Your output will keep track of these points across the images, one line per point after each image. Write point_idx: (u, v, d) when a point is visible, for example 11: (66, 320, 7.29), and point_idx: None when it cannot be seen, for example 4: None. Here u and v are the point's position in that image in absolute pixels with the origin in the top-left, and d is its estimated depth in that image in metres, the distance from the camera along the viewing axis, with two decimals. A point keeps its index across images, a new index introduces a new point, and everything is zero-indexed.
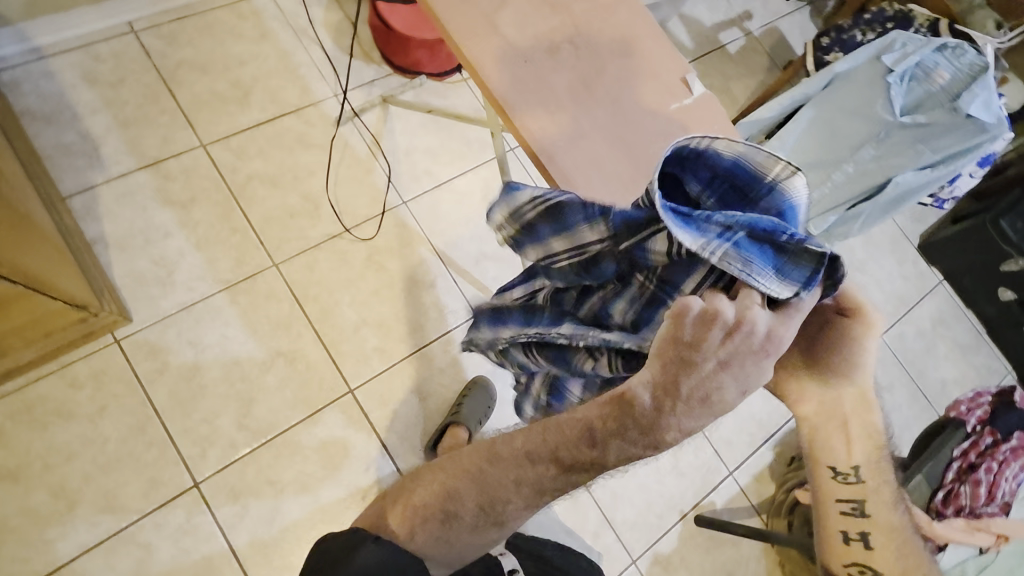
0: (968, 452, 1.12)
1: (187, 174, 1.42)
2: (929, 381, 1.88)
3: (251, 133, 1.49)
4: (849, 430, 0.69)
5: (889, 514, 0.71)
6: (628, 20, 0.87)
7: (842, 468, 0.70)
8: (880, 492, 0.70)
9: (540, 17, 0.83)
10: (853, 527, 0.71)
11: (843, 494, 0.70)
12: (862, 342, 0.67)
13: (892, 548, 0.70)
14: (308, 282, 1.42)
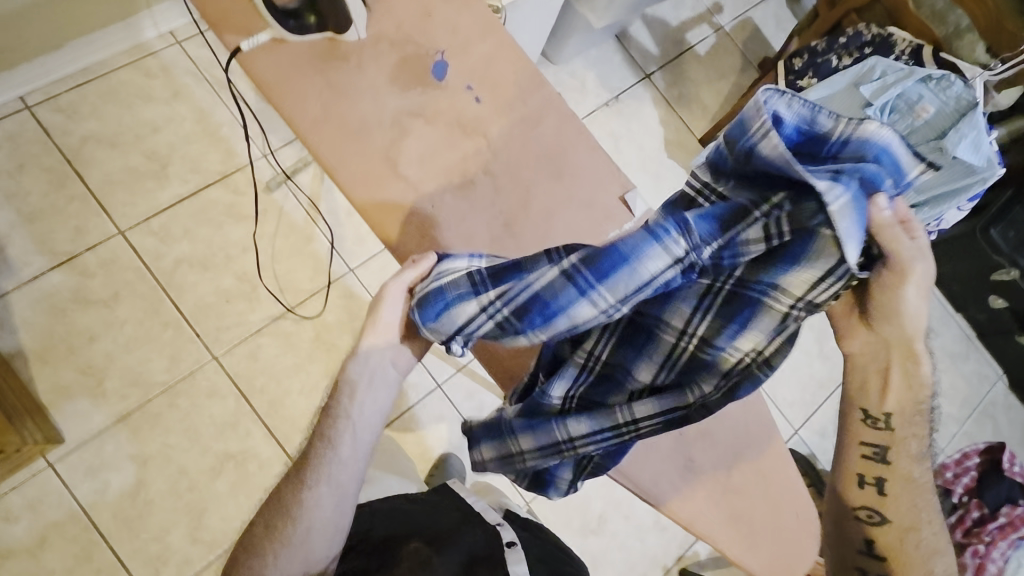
0: (954, 527, 1.09)
1: (109, 267, 1.30)
2: None
3: (172, 212, 1.36)
4: (887, 376, 0.72)
5: (911, 464, 0.73)
6: (555, 135, 0.75)
7: (874, 413, 0.73)
8: (905, 445, 0.73)
9: (447, 145, 0.72)
10: (867, 472, 0.74)
11: (867, 440, 0.74)
12: (921, 284, 0.67)
13: (906, 497, 0.73)
14: (253, 373, 1.33)
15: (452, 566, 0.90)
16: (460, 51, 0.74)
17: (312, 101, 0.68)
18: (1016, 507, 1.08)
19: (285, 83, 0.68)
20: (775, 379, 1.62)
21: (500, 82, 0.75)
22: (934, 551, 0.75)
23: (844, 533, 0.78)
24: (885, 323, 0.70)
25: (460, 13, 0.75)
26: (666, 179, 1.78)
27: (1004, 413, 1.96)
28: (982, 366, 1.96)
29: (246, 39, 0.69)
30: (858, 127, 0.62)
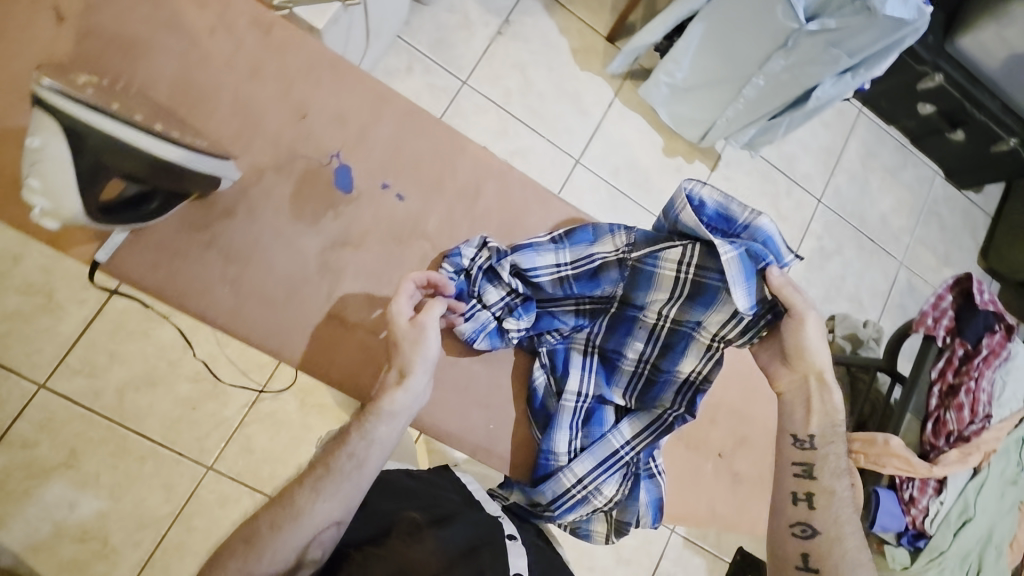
0: (945, 371, 1.18)
1: (50, 428, 1.15)
2: (871, 221, 1.93)
3: (87, 340, 1.19)
4: (812, 402, 0.70)
5: (832, 477, 0.70)
6: (496, 198, 0.78)
7: (801, 435, 0.72)
8: (828, 460, 0.70)
9: (388, 261, 0.73)
10: (800, 488, 0.71)
11: (795, 458, 0.72)
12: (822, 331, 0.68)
13: (835, 510, 0.69)
14: (254, 465, 1.24)
15: (457, 544, 0.68)
16: (354, 149, 0.73)
17: (218, 291, 0.68)
18: (992, 334, 1.19)
19: (179, 283, 0.67)
20: None
21: (411, 161, 0.76)
22: (861, 565, 0.68)
23: (778, 554, 0.71)
24: (803, 360, 0.70)
25: (342, 96, 0.74)
26: (586, 94, 1.64)
27: (946, 206, 2.02)
28: (920, 169, 2.01)
29: (102, 242, 0.65)
30: (754, 216, 0.68)
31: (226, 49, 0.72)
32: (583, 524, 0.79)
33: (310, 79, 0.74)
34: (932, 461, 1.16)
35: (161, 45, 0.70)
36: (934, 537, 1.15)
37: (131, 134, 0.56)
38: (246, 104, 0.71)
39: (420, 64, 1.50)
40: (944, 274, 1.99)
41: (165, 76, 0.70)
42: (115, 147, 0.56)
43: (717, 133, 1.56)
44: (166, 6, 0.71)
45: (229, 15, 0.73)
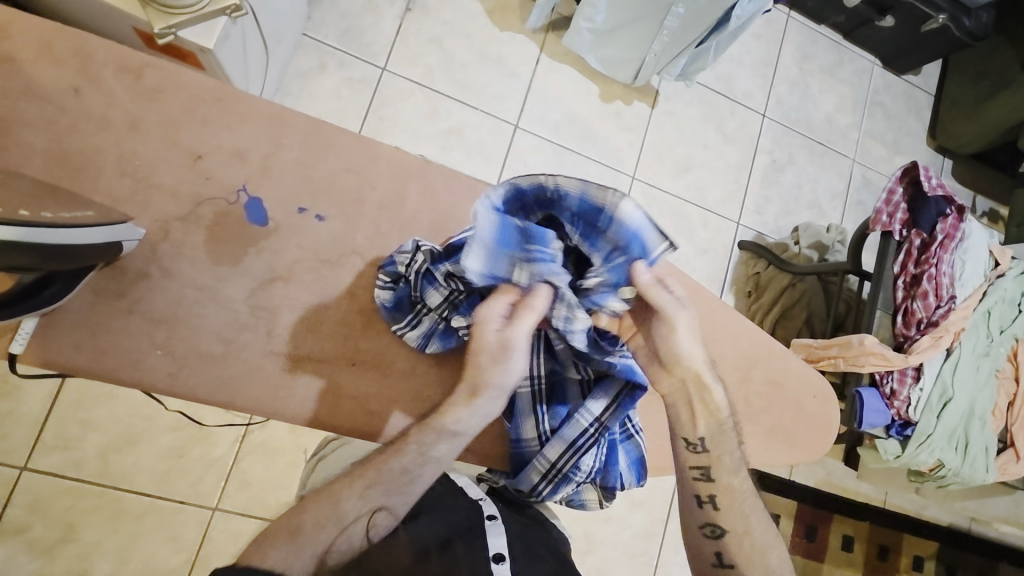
0: (906, 264, 1.21)
1: (40, 507, 1.12)
2: (817, 124, 1.93)
3: (57, 413, 1.15)
4: (692, 403, 0.71)
5: (729, 476, 0.73)
6: (423, 197, 0.71)
7: (692, 439, 0.72)
8: (722, 460, 0.72)
9: (327, 290, 0.67)
10: (705, 491, 0.73)
11: (692, 462, 0.73)
12: (693, 327, 0.68)
13: (738, 505, 0.73)
14: (259, 497, 1.23)
15: (427, 538, 0.67)
16: (262, 177, 0.65)
17: (151, 357, 0.60)
18: (946, 219, 1.21)
19: (109, 359, 0.60)
20: (701, 188, 1.75)
21: (327, 181, 0.67)
22: (767, 547, 0.73)
23: (695, 554, 0.74)
24: (677, 363, 0.69)
25: (236, 130, 0.64)
26: (511, 55, 1.58)
27: (887, 94, 2.03)
28: (857, 62, 2.00)
29: (11, 337, 0.57)
30: (618, 204, 0.57)
31: (96, 104, 0.60)
32: (574, 496, 0.77)
33: (196, 117, 0.63)
34: (907, 351, 1.19)
35: (24, 115, 0.59)
36: (919, 423, 1.20)
37: (42, 232, 0.48)
38: (134, 160, 0.61)
39: (333, 59, 1.44)
40: (895, 162, 2.02)
41: (35, 150, 0.59)
42: (21, 254, 0.47)
43: (648, 70, 1.52)
44: (10, 67, 0.59)
45: (87, 63, 0.61)
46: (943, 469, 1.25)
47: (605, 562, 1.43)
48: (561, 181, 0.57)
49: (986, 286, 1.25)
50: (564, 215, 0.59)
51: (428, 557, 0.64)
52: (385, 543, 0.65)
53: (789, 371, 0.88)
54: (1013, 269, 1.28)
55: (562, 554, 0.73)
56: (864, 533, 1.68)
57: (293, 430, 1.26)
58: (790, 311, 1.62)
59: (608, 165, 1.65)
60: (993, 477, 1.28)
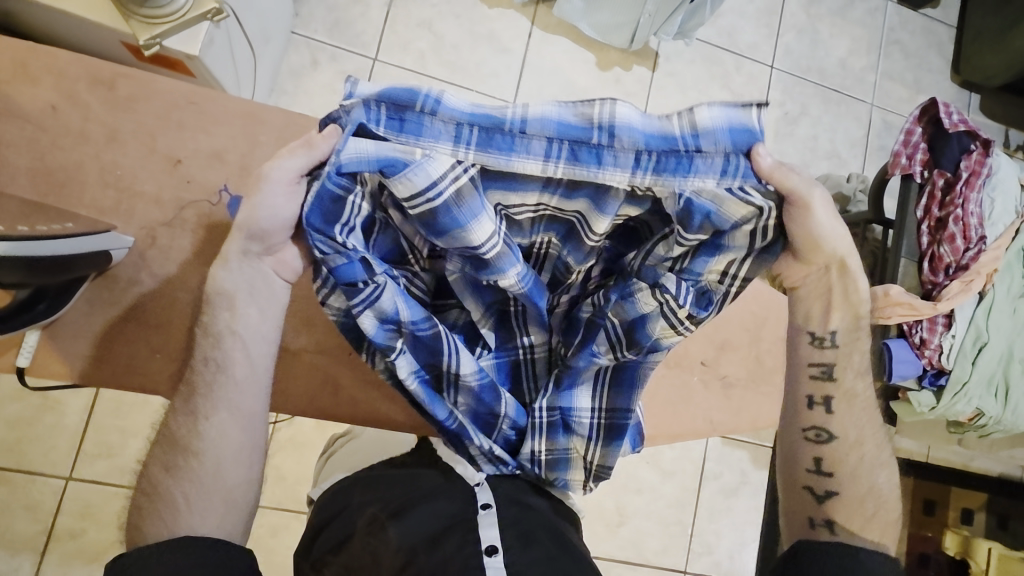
0: (930, 207, 1.15)
1: (89, 514, 1.18)
2: (830, 70, 1.84)
3: (94, 425, 1.20)
4: (832, 296, 0.68)
5: (854, 377, 0.70)
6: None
7: (819, 333, 0.70)
8: (850, 357, 0.70)
9: None
10: (818, 392, 0.71)
11: (814, 359, 0.71)
12: (825, 202, 0.58)
13: (854, 412, 0.70)
14: (291, 492, 1.27)
15: (415, 537, 0.62)
16: (242, 176, 0.65)
17: (151, 362, 0.62)
18: (970, 155, 1.15)
19: (113, 366, 0.62)
20: None
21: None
22: (875, 463, 0.72)
23: (791, 457, 0.73)
24: (817, 250, 0.64)
25: (212, 131, 0.64)
26: (502, 32, 1.55)
27: (904, 31, 1.92)
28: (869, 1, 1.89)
29: (17, 350, 0.60)
30: (693, 118, 0.52)
31: (73, 120, 0.61)
32: (563, 473, 0.72)
33: (172, 122, 0.64)
34: (935, 299, 1.14)
35: (7, 137, 0.60)
36: (953, 371, 1.15)
37: (32, 245, 0.49)
38: (116, 170, 0.62)
39: (325, 54, 1.43)
40: (918, 102, 1.92)
41: (21, 170, 0.60)
42: (10, 269, 0.48)
43: (644, 32, 1.48)
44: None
45: (62, 79, 0.62)
46: (983, 417, 1.20)
47: (639, 534, 1.42)
48: (618, 108, 0.51)
49: (1020, 224, 1.17)
50: (630, 150, 0.51)
51: (417, 557, 0.59)
52: (376, 545, 0.61)
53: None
54: None
55: (560, 531, 0.68)
56: (908, 489, 1.64)
57: (318, 425, 1.28)
58: None
59: None
60: None
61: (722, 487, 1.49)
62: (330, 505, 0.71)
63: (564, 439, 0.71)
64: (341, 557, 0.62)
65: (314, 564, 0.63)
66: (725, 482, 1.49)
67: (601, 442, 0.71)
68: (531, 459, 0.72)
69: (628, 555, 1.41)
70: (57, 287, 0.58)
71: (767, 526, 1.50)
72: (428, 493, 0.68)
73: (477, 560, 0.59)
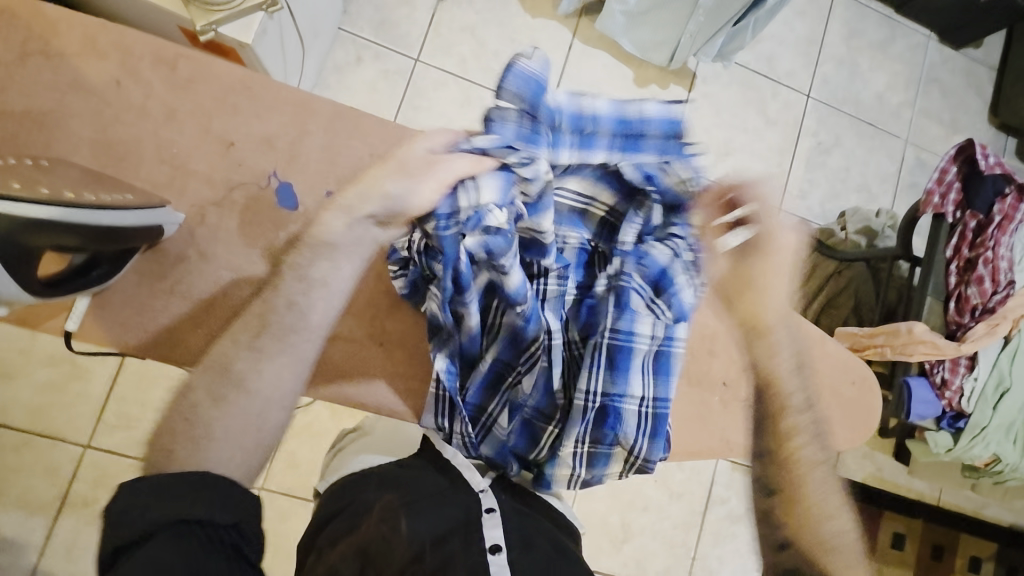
0: (960, 248, 1.15)
1: (105, 482, 1.20)
2: (867, 103, 1.83)
3: (115, 395, 1.23)
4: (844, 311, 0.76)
5: None
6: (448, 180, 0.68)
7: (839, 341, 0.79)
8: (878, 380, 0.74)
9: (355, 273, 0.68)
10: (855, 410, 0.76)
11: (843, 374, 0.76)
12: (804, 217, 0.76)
13: None
14: (299, 477, 1.29)
15: (422, 537, 0.62)
16: (291, 163, 0.67)
17: (192, 334, 0.64)
18: (1004, 199, 1.13)
19: (154, 336, 0.64)
20: (741, 172, 1.70)
21: (349, 166, 0.68)
22: None
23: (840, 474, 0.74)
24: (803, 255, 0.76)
25: (265, 117, 0.66)
26: (543, 42, 1.58)
27: (945, 69, 1.91)
28: (911, 37, 1.88)
29: (66, 314, 0.62)
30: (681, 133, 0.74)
31: (135, 96, 0.64)
32: (598, 468, 0.74)
33: (228, 106, 0.66)
34: (960, 340, 1.13)
35: (72, 108, 0.63)
36: (973, 415, 1.13)
37: (88, 214, 0.52)
38: (171, 148, 0.64)
39: (369, 52, 1.46)
40: (953, 141, 1.90)
41: (83, 141, 0.63)
42: (68, 235, 0.51)
43: (684, 52, 1.49)
44: (60, 63, 0.63)
45: (127, 57, 0.64)
46: (1000, 464, 1.17)
47: (642, 552, 1.42)
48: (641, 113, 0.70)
49: None
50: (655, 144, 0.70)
51: (426, 555, 0.61)
52: (385, 535, 0.62)
53: (830, 357, 0.83)
54: None
55: (563, 545, 0.69)
56: (917, 532, 1.61)
57: (332, 413, 1.30)
58: (835, 300, 1.58)
59: None
60: None
61: (729, 513, 1.47)
62: (339, 498, 0.71)
63: (612, 431, 0.72)
64: (352, 538, 0.61)
65: (323, 546, 0.63)
66: (732, 508, 1.48)
67: (647, 435, 0.73)
68: (571, 452, 0.73)
69: (627, 571, 1.41)
70: (111, 255, 0.59)
71: None
72: (438, 494, 0.69)
73: (483, 559, 0.61)
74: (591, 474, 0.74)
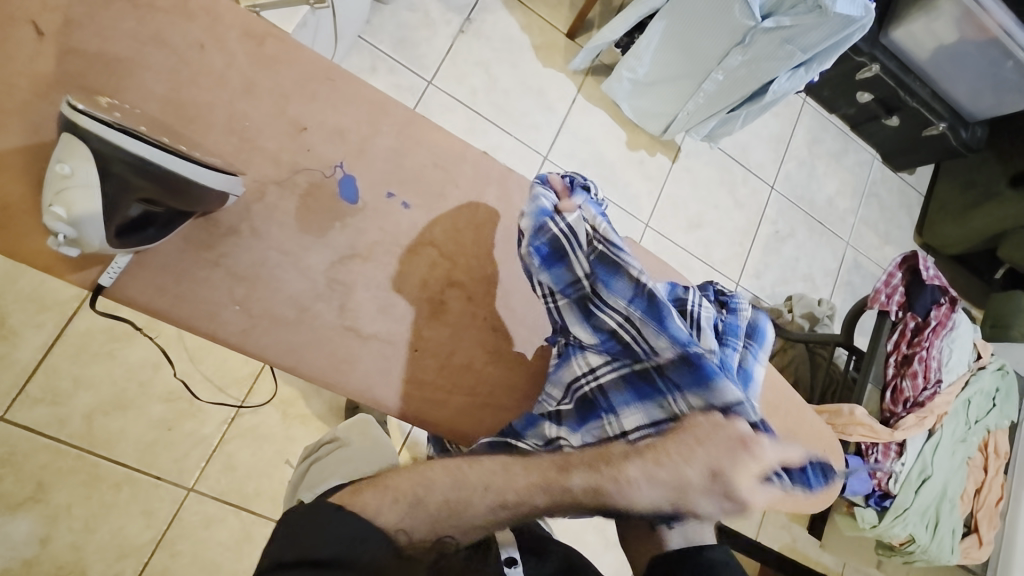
0: (899, 343, 1.29)
1: (12, 462, 1.07)
2: (819, 204, 2.04)
3: (48, 366, 1.12)
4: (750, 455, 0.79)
5: None
6: (500, 202, 0.75)
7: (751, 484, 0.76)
8: None
9: (399, 277, 0.69)
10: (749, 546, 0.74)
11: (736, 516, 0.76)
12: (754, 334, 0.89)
13: None
14: (238, 483, 1.20)
15: None
16: (358, 158, 0.67)
17: (229, 311, 0.61)
18: (940, 307, 1.30)
19: (186, 308, 0.60)
20: (708, 245, 1.83)
21: (415, 172, 0.70)
22: None
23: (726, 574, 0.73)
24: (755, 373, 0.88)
25: (341, 110, 0.67)
26: (550, 90, 1.66)
27: (883, 187, 2.17)
28: (860, 154, 2.14)
29: (102, 268, 0.58)
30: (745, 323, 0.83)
31: (215, 62, 0.62)
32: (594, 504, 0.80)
33: (307, 93, 0.65)
34: (892, 426, 1.24)
35: (147, 60, 0.60)
36: (898, 496, 1.24)
37: (182, 166, 0.51)
38: (243, 121, 0.62)
39: (385, 65, 1.48)
40: (884, 251, 2.15)
41: (154, 95, 0.60)
42: (146, 181, 0.51)
43: (678, 126, 1.62)
44: (145, 13, 0.60)
45: (215, 23, 0.63)
46: (912, 545, 1.28)
47: None
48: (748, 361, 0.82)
49: (967, 376, 1.33)
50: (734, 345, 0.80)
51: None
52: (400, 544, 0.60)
53: (805, 426, 0.90)
54: (990, 363, 1.38)
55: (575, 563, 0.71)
56: None
57: (285, 418, 1.24)
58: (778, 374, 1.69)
59: (625, 209, 1.72)
60: (956, 559, 1.32)
61: None
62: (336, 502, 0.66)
63: None
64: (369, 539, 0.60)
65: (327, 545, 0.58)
66: None
67: None
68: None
69: None
70: (168, 218, 0.56)
71: None
72: None
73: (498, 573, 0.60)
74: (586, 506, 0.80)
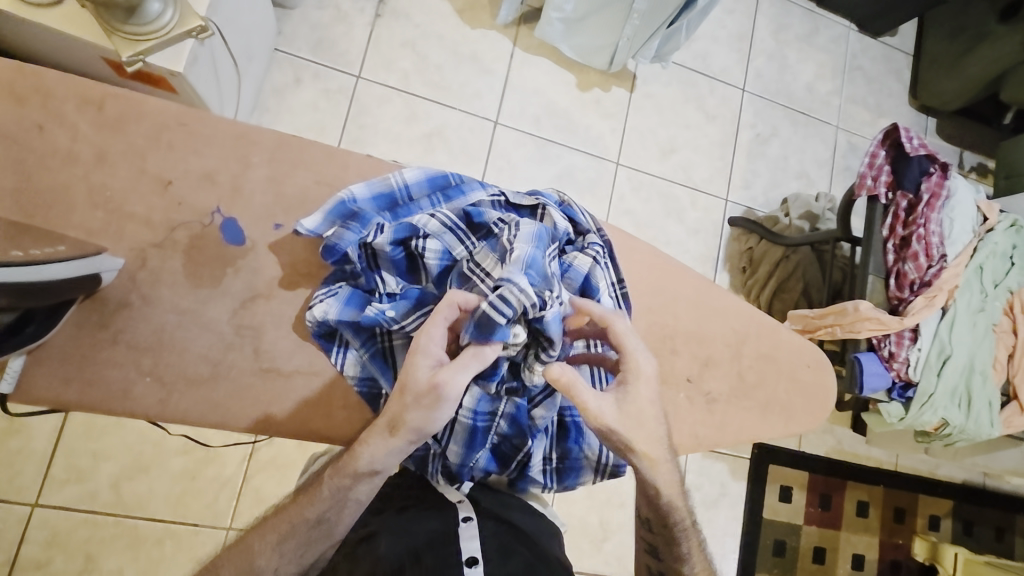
0: (894, 226, 1.21)
1: (57, 542, 1.13)
2: (797, 94, 1.92)
3: (63, 449, 1.17)
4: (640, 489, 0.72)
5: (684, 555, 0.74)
6: None
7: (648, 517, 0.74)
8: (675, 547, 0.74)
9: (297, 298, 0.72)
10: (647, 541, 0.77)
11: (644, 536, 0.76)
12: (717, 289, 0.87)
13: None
14: None
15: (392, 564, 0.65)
16: (233, 198, 0.71)
17: (140, 384, 0.66)
18: (930, 177, 1.20)
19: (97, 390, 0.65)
20: (687, 168, 1.75)
21: (293, 196, 0.73)
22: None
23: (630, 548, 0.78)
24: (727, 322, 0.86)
25: (204, 152, 0.71)
26: (485, 52, 1.58)
27: (866, 57, 2.02)
28: (833, 28, 1.98)
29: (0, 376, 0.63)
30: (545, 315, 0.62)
31: (60, 139, 0.67)
32: (571, 480, 0.76)
33: (162, 143, 0.70)
34: (902, 314, 1.19)
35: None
36: (920, 383, 1.20)
37: (36, 270, 0.54)
38: (105, 191, 0.68)
39: (308, 71, 1.44)
40: (879, 126, 2.01)
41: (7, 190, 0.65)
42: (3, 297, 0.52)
43: (623, 54, 1.52)
44: None
45: (48, 99, 0.67)
46: (949, 427, 1.24)
47: (622, 548, 1.43)
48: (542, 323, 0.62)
49: (975, 243, 1.25)
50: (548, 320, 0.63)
51: (406, 566, 0.65)
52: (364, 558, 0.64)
53: (784, 347, 0.88)
54: (1001, 222, 1.29)
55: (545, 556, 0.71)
56: (878, 498, 1.69)
57: (298, 445, 1.26)
58: (785, 284, 1.62)
59: (591, 153, 1.65)
60: (999, 432, 1.27)
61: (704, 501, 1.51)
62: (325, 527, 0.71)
63: (577, 442, 0.75)
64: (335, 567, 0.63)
65: None
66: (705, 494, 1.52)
67: None
68: (541, 469, 0.75)
69: (612, 569, 1.42)
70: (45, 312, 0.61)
71: (746, 537, 1.53)
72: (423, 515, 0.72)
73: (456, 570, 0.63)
74: (562, 485, 0.76)
